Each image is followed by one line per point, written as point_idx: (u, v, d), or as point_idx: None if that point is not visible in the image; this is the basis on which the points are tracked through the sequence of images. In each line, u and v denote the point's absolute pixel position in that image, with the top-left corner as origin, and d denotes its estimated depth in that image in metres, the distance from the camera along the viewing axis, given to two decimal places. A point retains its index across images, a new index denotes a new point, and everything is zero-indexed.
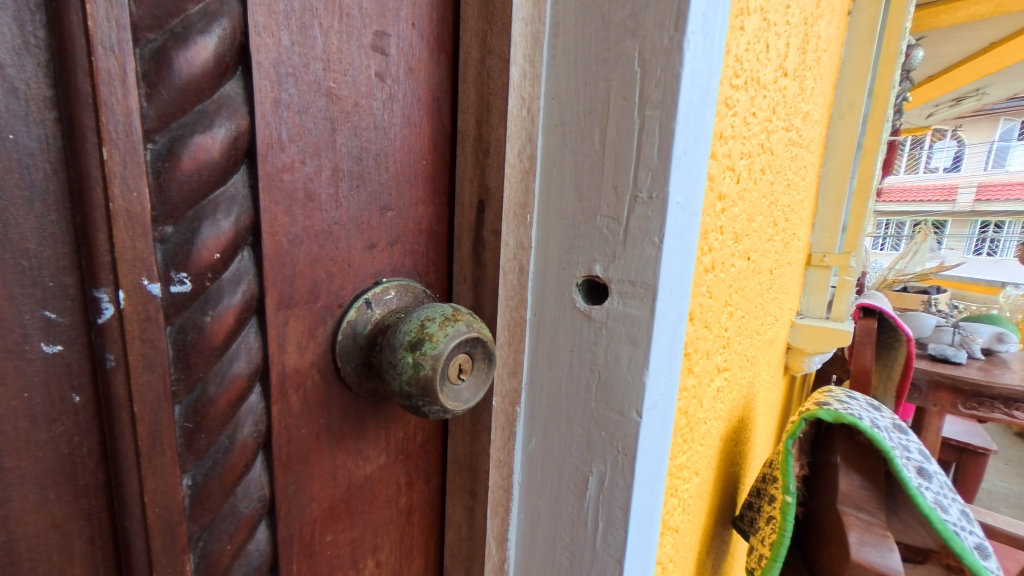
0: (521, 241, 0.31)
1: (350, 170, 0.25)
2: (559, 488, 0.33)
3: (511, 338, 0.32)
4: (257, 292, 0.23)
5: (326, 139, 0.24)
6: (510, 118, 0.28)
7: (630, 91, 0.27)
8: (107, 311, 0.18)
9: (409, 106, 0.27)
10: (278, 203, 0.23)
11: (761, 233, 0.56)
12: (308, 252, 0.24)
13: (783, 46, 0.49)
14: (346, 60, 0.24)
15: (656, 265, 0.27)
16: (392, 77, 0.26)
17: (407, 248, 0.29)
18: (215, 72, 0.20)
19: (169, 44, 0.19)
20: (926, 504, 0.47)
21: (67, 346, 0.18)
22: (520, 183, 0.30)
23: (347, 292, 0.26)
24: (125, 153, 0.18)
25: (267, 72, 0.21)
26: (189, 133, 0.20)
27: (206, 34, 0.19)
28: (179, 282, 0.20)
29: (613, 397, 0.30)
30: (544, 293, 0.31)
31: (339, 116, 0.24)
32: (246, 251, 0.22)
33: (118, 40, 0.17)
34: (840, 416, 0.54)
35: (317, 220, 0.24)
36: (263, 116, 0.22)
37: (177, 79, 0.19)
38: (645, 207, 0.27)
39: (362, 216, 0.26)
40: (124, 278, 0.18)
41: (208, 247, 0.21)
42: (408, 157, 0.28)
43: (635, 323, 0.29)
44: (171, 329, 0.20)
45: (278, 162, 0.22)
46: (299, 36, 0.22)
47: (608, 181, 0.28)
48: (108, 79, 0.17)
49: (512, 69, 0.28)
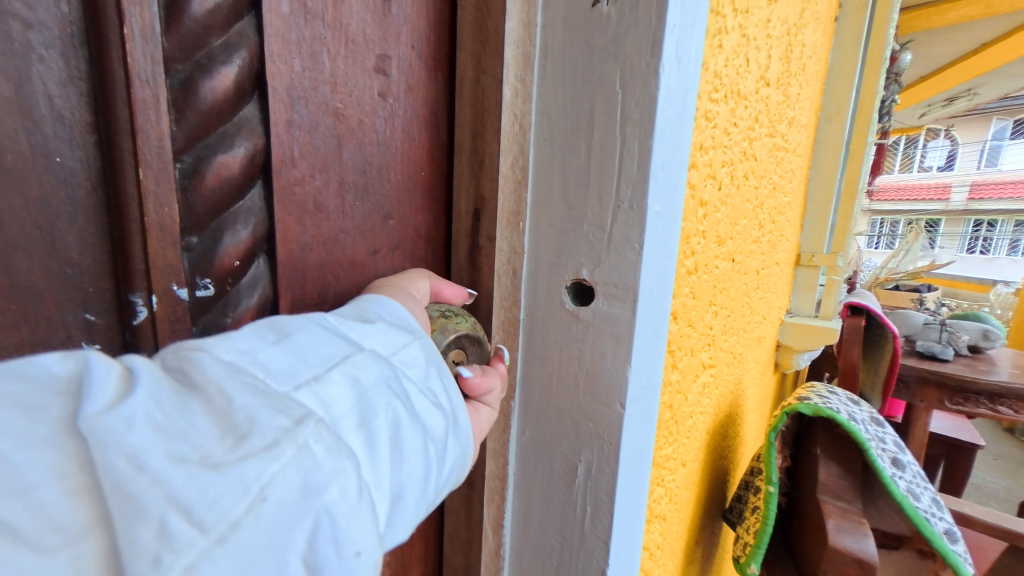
0: (514, 246, 0.33)
1: (355, 182, 0.28)
2: (550, 477, 0.35)
3: (505, 337, 0.34)
4: (270, 294, 0.25)
5: (333, 154, 0.26)
6: (503, 132, 0.31)
7: (613, 109, 0.29)
8: (141, 313, 0.21)
9: (409, 122, 0.30)
10: (290, 214, 0.25)
11: (746, 235, 0.59)
12: (317, 257, 0.27)
13: (764, 58, 0.51)
14: (351, 82, 0.26)
15: (638, 269, 0.29)
16: (393, 96, 0.28)
17: (407, 253, 0.32)
18: (235, 97, 0.22)
19: (195, 74, 0.20)
20: (898, 491, 0.49)
21: (104, 345, 0.21)
22: (512, 193, 0.32)
23: (352, 294, 0.29)
24: (158, 172, 0.20)
25: (281, 95, 0.23)
26: (212, 153, 0.22)
27: (227, 64, 0.21)
28: (203, 287, 0.22)
29: (598, 391, 0.32)
30: (535, 296, 0.33)
31: (345, 132, 0.26)
32: (262, 259, 0.25)
33: (152, 73, 0.19)
34: (819, 409, 0.54)
35: (325, 228, 0.27)
36: (278, 136, 0.24)
37: (202, 104, 0.21)
38: (626, 216, 0.29)
39: (366, 225, 0.29)
40: (156, 283, 0.21)
41: (228, 254, 0.23)
42: (408, 168, 0.30)
43: (618, 323, 0.31)
44: (196, 329, 0.22)
45: (291, 176, 0.25)
46: (310, 62, 0.24)
47: (593, 191, 0.30)
48: (144, 107, 0.19)
49: (503, 88, 0.30)
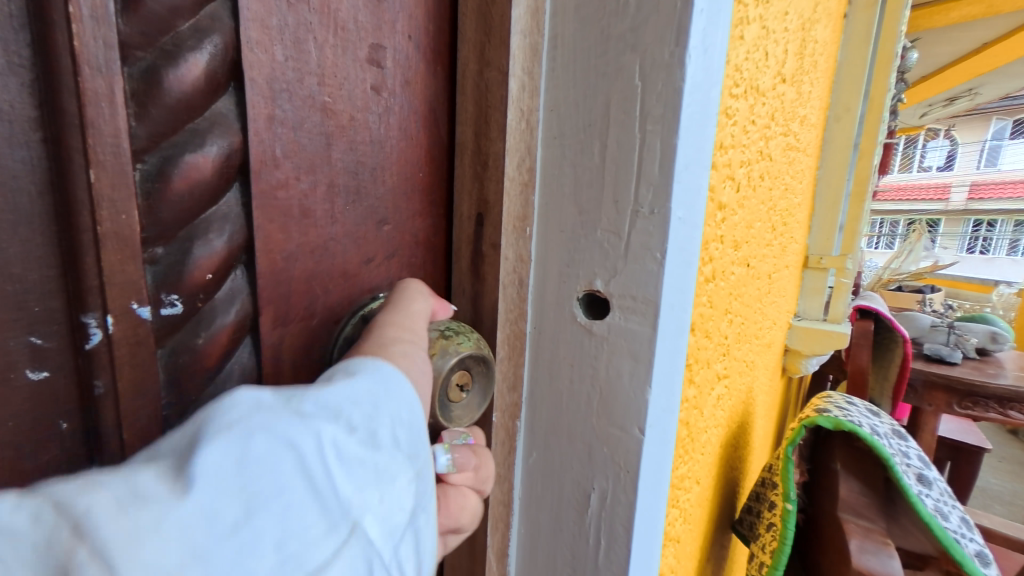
0: (520, 254, 0.30)
1: (346, 185, 0.25)
2: (560, 504, 0.32)
3: (511, 352, 0.31)
4: (251, 310, 0.23)
5: (321, 155, 0.24)
6: (508, 131, 0.28)
7: (631, 105, 0.26)
8: (95, 337, 0.18)
9: (405, 119, 0.27)
10: (273, 221, 0.23)
11: (760, 238, 0.56)
12: (304, 268, 0.24)
13: (781, 52, 0.48)
14: (341, 74, 0.24)
15: (658, 280, 0.27)
16: (388, 90, 0.26)
17: (404, 260, 0.29)
18: (207, 89, 0.19)
19: (160, 62, 0.18)
20: (926, 511, 0.46)
21: (54, 371, 0.18)
22: (518, 196, 0.29)
23: (342, 307, 0.27)
24: (115, 174, 0.17)
25: (261, 88, 0.21)
26: (181, 152, 0.19)
27: (197, 51, 0.19)
28: (170, 304, 0.19)
29: (614, 413, 0.29)
30: (544, 307, 0.31)
31: (334, 130, 0.24)
32: (239, 270, 0.22)
33: (107, 60, 0.16)
34: (840, 422, 0.52)
35: (313, 236, 0.24)
36: (258, 133, 0.21)
37: (169, 97, 0.18)
38: (646, 223, 0.27)
39: (359, 231, 0.26)
40: (113, 302, 0.18)
41: (200, 266, 0.20)
42: (404, 169, 0.28)
43: (636, 339, 0.28)
44: (162, 352, 0.20)
45: (273, 179, 0.22)
46: (294, 50, 0.22)
47: (608, 194, 0.28)
48: (95, 99, 0.16)
49: (509, 83, 0.27)
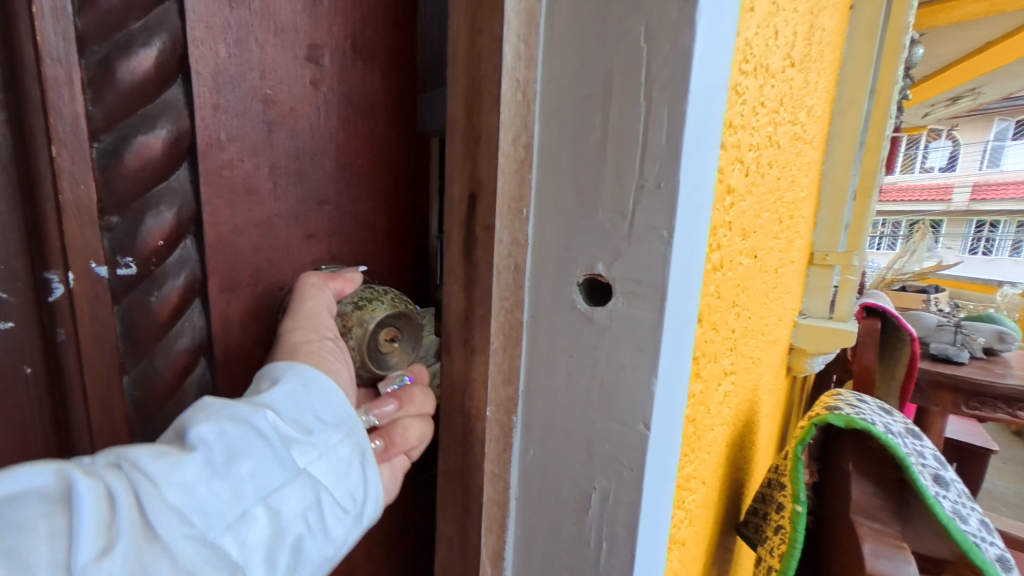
0: (516, 237, 0.28)
1: (288, 168, 0.28)
2: (558, 506, 0.30)
3: (505, 342, 0.29)
4: (199, 277, 0.26)
5: (263, 140, 0.27)
6: (502, 103, 0.26)
7: (636, 71, 0.24)
8: (58, 290, 0.23)
9: (344, 109, 0.30)
10: (219, 197, 0.26)
11: (767, 231, 0.54)
12: (250, 242, 0.28)
13: (790, 35, 0.47)
14: (281, 71, 0.27)
15: (665, 261, 0.24)
16: (326, 85, 0.29)
17: (344, 238, 0.32)
18: (158, 80, 0.23)
19: (112, 56, 0.22)
20: (943, 513, 0.44)
21: (17, 324, 0.23)
22: (514, 174, 0.27)
23: (287, 276, 0.30)
24: (73, 150, 0.21)
25: (206, 81, 0.24)
26: (133, 134, 0.23)
27: (147, 47, 0.23)
28: (125, 266, 0.24)
29: (615, 406, 0.27)
30: (540, 295, 0.29)
31: (276, 118, 0.27)
32: (189, 240, 0.26)
33: (65, 52, 0.21)
34: (851, 421, 0.50)
35: (257, 212, 0.28)
36: (203, 119, 0.25)
37: (121, 85, 0.22)
38: (651, 199, 0.24)
39: (299, 209, 0.29)
40: (73, 262, 0.22)
41: (152, 235, 0.24)
42: (346, 155, 0.31)
43: (640, 327, 0.25)
44: (118, 309, 0.24)
45: (218, 159, 0.25)
46: (236, 50, 0.25)
47: (609, 170, 0.25)
48: (57, 86, 0.21)
49: (503, 50, 0.25)
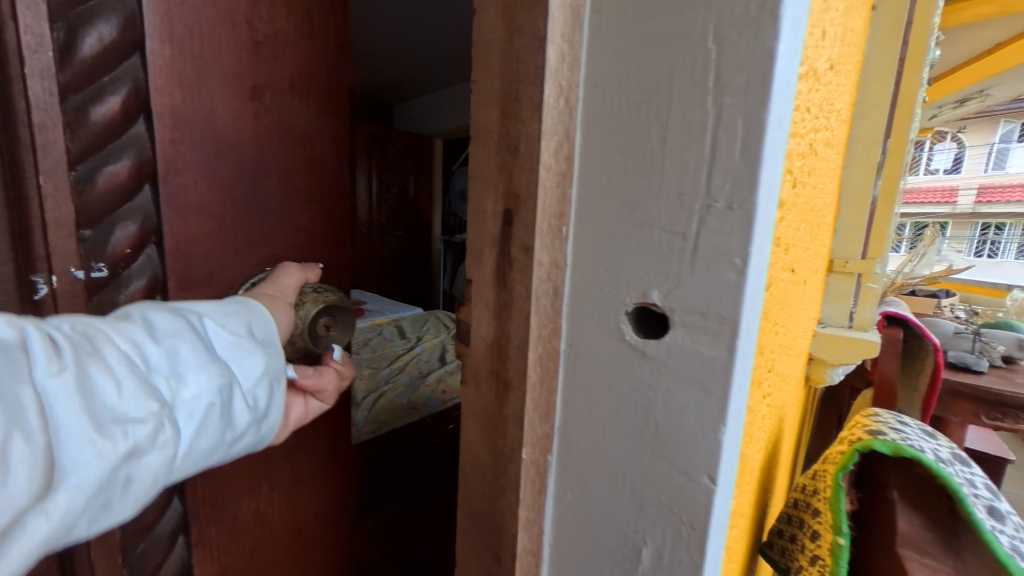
0: (556, 259, 0.25)
1: (235, 187, 0.30)
2: (601, 559, 0.26)
3: (543, 375, 0.26)
4: (162, 278, 0.28)
5: (212, 164, 0.29)
6: (545, 110, 0.23)
7: (702, 75, 0.20)
8: (41, 290, 0.24)
9: (285, 133, 0.32)
10: (179, 215, 0.28)
11: (801, 242, 0.51)
12: (206, 249, 0.30)
13: (832, 34, 0.43)
14: (223, 106, 0.29)
15: (739, 293, 0.20)
16: (266, 113, 0.31)
17: (287, 244, 0.34)
18: (123, 118, 0.25)
19: (87, 101, 0.24)
20: (1004, 553, 0.40)
21: None
22: (556, 189, 0.25)
23: (236, 275, 0.31)
24: (56, 178, 0.23)
25: (167, 120, 0.27)
26: (104, 163, 0.25)
27: (114, 93, 0.25)
28: (98, 270, 0.25)
29: (673, 452, 0.23)
30: (581, 321, 0.26)
31: (223, 144, 0.29)
32: (151, 249, 0.28)
33: (50, 102, 0.22)
34: (900, 448, 0.46)
35: (210, 225, 0.29)
36: (166, 150, 0.27)
37: (92, 124, 0.24)
38: (721, 221, 0.20)
39: (243, 218, 0.31)
40: (55, 267, 0.24)
41: (120, 244, 0.26)
42: (288, 169, 0.33)
43: (704, 365, 0.22)
44: (93, 305, 0.26)
45: (177, 184, 0.28)
46: (191, 92, 0.27)
47: (670, 186, 0.22)
48: (43, 127, 0.22)
49: (547, 50, 0.23)
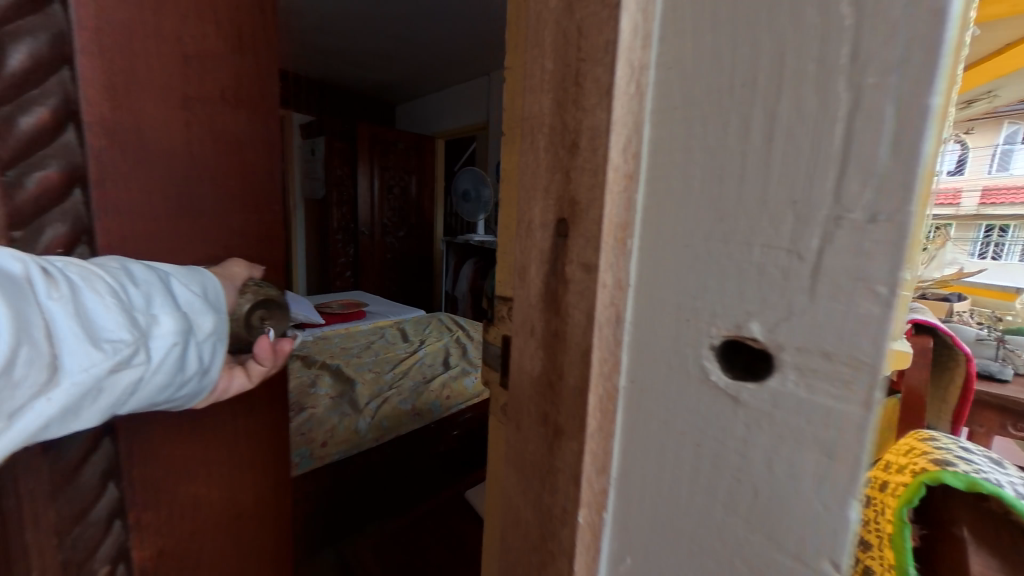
0: (619, 278, 0.21)
1: (175, 190, 0.32)
2: None
3: (602, 419, 0.22)
4: None
5: (131, 166, 0.30)
6: (615, 93, 0.20)
7: (825, 45, 0.15)
8: None
9: (208, 135, 0.33)
10: (105, 217, 0.29)
11: None
12: (138, 248, 0.31)
13: None
14: (150, 110, 0.30)
15: (882, 334, 0.15)
16: (197, 117, 0.32)
17: (218, 244, 0.35)
18: (51, 128, 0.26)
19: (16, 111, 0.25)
20: None
21: None
22: (623, 194, 0.21)
23: None
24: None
25: (98, 129, 0.28)
26: (31, 168, 0.26)
27: (41, 104, 0.26)
28: None
29: (777, 529, 0.18)
30: (648, 356, 0.21)
31: (144, 145, 0.30)
32: (82, 247, 0.29)
33: None
34: (979, 482, 0.26)
35: (138, 224, 0.30)
36: (96, 154, 0.28)
37: (21, 132, 0.25)
38: (854, 237, 0.16)
39: (176, 217, 0.32)
40: None
41: (50, 243, 0.27)
42: (211, 168, 0.33)
43: (826, 422, 0.16)
44: None
45: (109, 189, 0.29)
46: (118, 100, 0.28)
47: (779, 190, 0.17)
48: None
49: (621, 21, 0.19)
